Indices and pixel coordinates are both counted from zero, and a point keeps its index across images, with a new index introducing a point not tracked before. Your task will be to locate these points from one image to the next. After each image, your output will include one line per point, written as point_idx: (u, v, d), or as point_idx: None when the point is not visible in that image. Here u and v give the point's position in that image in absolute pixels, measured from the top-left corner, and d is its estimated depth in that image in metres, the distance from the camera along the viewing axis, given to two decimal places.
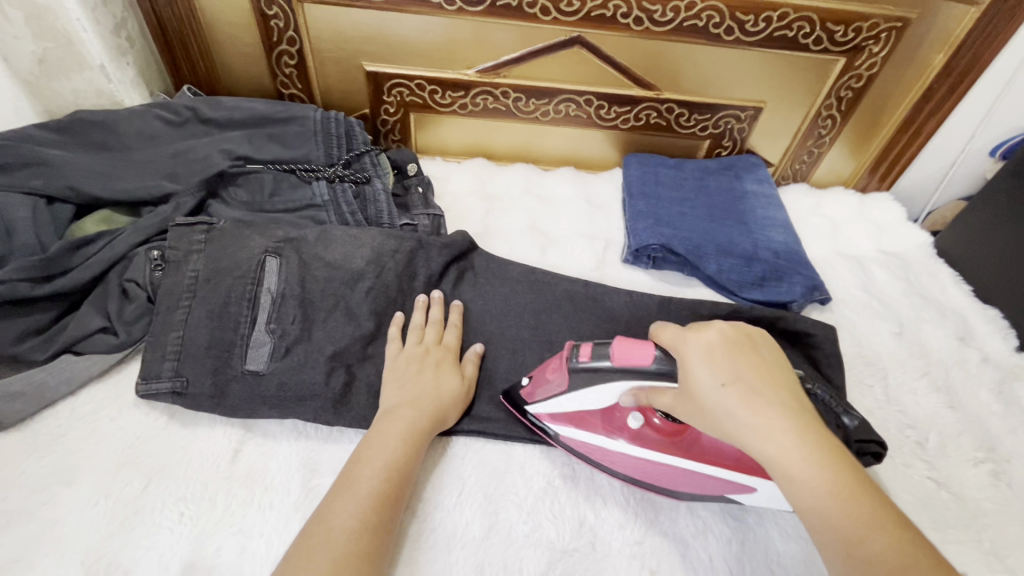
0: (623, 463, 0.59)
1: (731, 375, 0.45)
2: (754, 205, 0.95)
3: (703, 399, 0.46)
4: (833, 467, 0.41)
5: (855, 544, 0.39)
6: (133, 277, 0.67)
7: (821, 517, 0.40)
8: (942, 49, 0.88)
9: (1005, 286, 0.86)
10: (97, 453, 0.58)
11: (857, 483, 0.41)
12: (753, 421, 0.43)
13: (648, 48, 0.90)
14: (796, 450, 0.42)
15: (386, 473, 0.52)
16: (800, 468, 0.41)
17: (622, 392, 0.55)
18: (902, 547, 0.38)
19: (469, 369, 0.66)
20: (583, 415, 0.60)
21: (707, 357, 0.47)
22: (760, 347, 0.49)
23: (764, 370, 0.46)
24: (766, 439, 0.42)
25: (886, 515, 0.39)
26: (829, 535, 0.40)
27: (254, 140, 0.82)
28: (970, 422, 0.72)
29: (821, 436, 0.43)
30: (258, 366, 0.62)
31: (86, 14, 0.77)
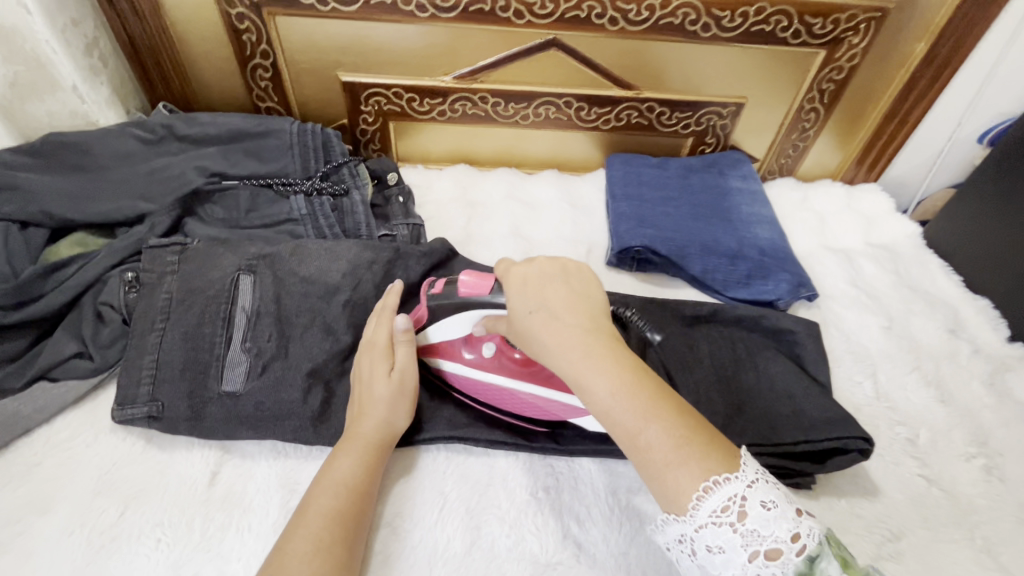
0: (480, 388, 0.64)
1: (539, 301, 0.49)
2: (739, 201, 0.93)
3: (518, 325, 0.50)
4: (625, 375, 0.45)
5: (637, 439, 0.43)
6: (107, 300, 0.67)
7: (612, 419, 0.44)
8: (922, 38, 0.87)
9: (994, 275, 0.85)
10: (71, 480, 0.57)
11: (644, 386, 0.45)
12: (551, 340, 0.47)
13: (626, 48, 0.89)
14: (590, 365, 0.45)
15: (341, 491, 0.52)
16: (592, 378, 0.45)
17: (474, 324, 0.59)
18: (676, 435, 0.43)
19: (402, 360, 0.61)
20: (445, 344, 0.63)
21: (521, 288, 0.50)
22: (571, 271, 0.51)
23: (570, 293, 0.49)
24: (563, 357, 0.46)
25: (667, 410, 0.44)
26: (618, 433, 0.44)
27: (230, 156, 0.81)
28: (962, 417, 0.71)
29: (612, 347, 0.46)
30: (234, 387, 0.62)
31: (55, 35, 0.76)
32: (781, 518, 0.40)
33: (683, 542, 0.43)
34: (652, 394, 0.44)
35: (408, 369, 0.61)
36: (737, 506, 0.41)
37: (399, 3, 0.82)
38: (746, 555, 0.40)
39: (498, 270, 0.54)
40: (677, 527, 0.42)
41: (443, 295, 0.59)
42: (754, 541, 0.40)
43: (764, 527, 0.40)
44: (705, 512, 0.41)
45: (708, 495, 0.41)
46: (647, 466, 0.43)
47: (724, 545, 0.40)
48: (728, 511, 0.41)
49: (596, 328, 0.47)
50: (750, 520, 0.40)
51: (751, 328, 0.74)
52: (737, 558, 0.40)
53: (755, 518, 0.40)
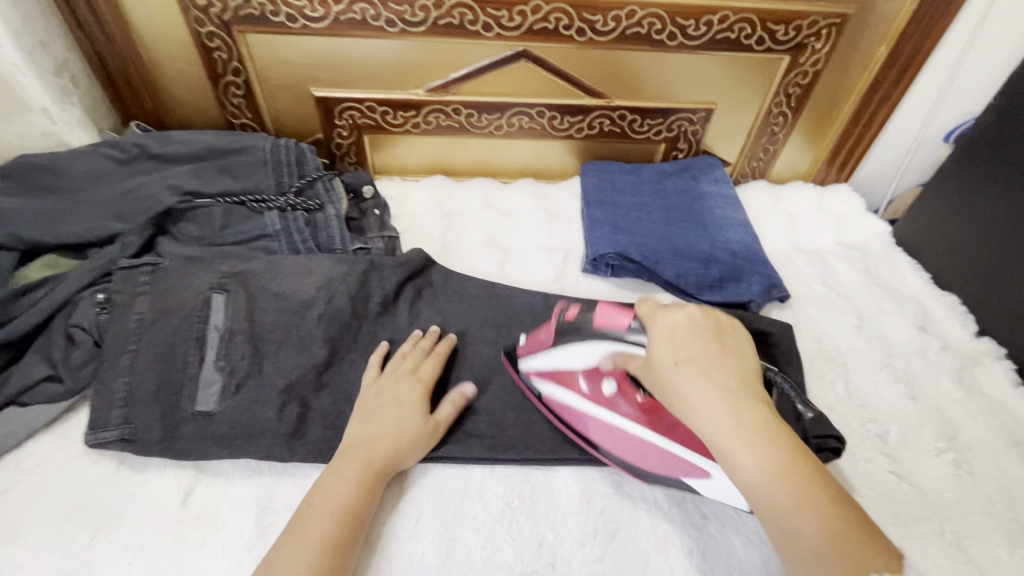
0: (592, 426, 0.61)
1: (687, 355, 0.48)
2: (711, 205, 0.95)
3: (660, 377, 0.49)
4: (774, 451, 0.43)
5: (784, 523, 0.41)
6: (78, 322, 0.66)
7: (757, 498, 0.42)
8: (883, 41, 0.89)
9: (961, 272, 0.87)
10: (42, 505, 0.57)
11: (798, 467, 0.42)
12: (697, 401, 0.46)
13: (595, 58, 0.90)
14: (736, 436, 0.43)
15: (339, 516, 0.52)
16: (739, 450, 0.43)
17: (604, 356, 0.58)
18: (832, 527, 0.40)
19: (442, 413, 0.63)
20: (565, 374, 0.62)
21: (667, 338, 0.49)
22: (724, 329, 0.50)
23: (722, 354, 0.48)
24: (709, 421, 0.45)
25: (822, 497, 0.41)
26: (762, 512, 0.42)
27: (202, 174, 0.81)
28: (932, 412, 0.72)
29: (766, 420, 0.44)
30: (208, 407, 0.62)
31: (24, 58, 0.76)
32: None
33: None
34: (807, 478, 0.42)
35: (443, 421, 0.63)
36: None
37: (368, 19, 0.83)
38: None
39: (641, 309, 0.54)
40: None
41: (579, 322, 0.60)
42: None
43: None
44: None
45: None
46: (792, 554, 0.41)
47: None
48: None
49: (748, 396, 0.45)
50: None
51: None
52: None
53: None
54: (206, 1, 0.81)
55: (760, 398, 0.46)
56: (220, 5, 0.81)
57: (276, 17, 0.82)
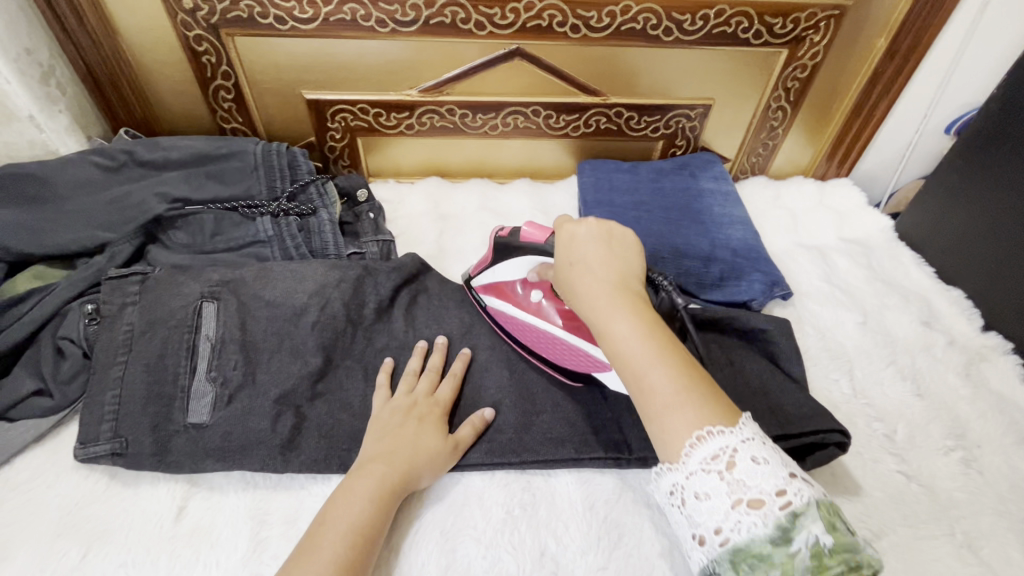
0: (522, 331, 0.69)
1: (582, 253, 0.54)
2: (711, 203, 0.93)
3: (560, 272, 0.56)
4: (643, 325, 0.48)
5: (642, 379, 0.46)
6: (67, 335, 0.65)
7: (623, 360, 0.48)
8: (882, 33, 0.88)
9: (965, 266, 0.85)
10: (31, 524, 0.56)
11: (659, 337, 0.48)
12: (583, 285, 0.52)
13: (590, 55, 0.89)
14: (611, 311, 0.49)
15: (351, 537, 0.50)
16: (611, 323, 0.49)
17: (531, 265, 0.66)
18: (680, 382, 0.45)
19: (461, 432, 0.61)
20: (503, 286, 0.70)
21: (569, 240, 0.56)
22: (618, 234, 0.56)
23: (610, 251, 0.54)
24: (589, 298, 0.51)
25: (676, 360, 0.47)
26: (625, 374, 0.47)
27: (192, 180, 0.79)
28: (939, 410, 0.71)
29: (636, 298, 0.50)
30: (201, 419, 0.60)
31: (8, 65, 0.75)
32: (771, 474, 0.41)
33: (675, 494, 0.44)
34: (665, 343, 0.48)
35: (464, 442, 0.61)
36: (727, 455, 0.42)
37: (358, 19, 0.82)
38: (730, 502, 0.41)
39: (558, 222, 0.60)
40: (670, 477, 0.44)
41: (509, 239, 0.66)
42: (739, 491, 0.41)
43: (751, 477, 0.41)
44: (696, 458, 0.43)
45: (701, 443, 0.43)
46: (648, 409, 0.46)
47: (710, 491, 0.42)
48: (717, 461, 0.42)
49: (626, 283, 0.52)
50: (737, 470, 0.42)
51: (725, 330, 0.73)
52: (722, 504, 0.41)
53: (743, 468, 0.42)
54: (193, 4, 0.79)
55: (637, 286, 0.52)
56: (208, 8, 0.80)
57: (264, 20, 0.81)
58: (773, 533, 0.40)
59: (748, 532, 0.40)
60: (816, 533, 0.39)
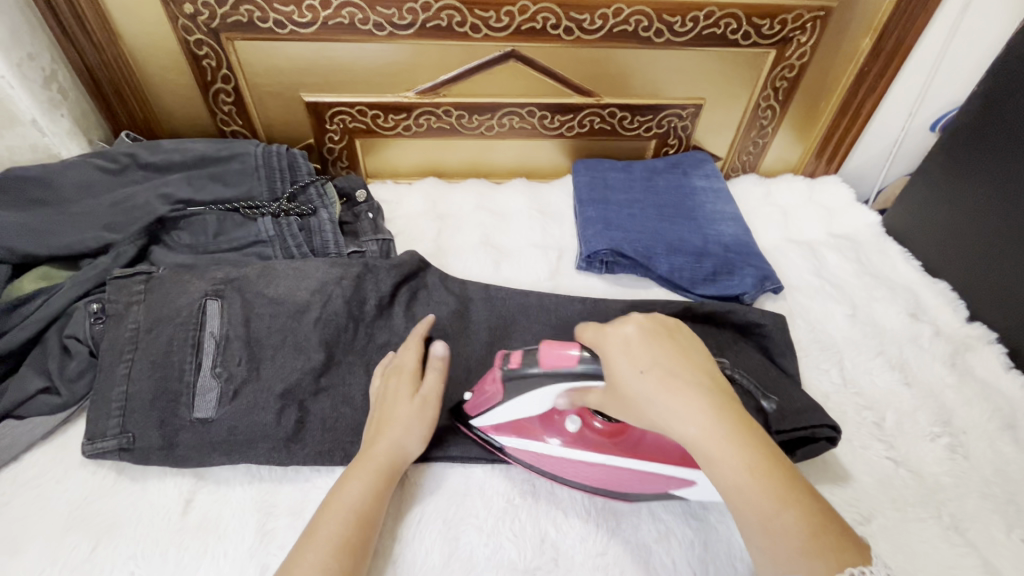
0: (568, 468, 0.60)
1: (648, 357, 0.47)
2: (703, 200, 0.96)
3: (626, 385, 0.47)
4: (750, 447, 0.43)
5: (770, 522, 0.41)
6: (73, 333, 0.66)
7: (740, 497, 0.42)
8: (867, 33, 0.90)
9: (951, 259, 0.88)
10: (40, 518, 0.57)
11: (773, 463, 0.43)
12: (669, 402, 0.44)
13: (584, 57, 0.91)
14: (715, 435, 0.43)
15: (348, 517, 0.52)
16: (721, 451, 0.42)
17: (558, 395, 0.55)
18: (811, 523, 0.40)
19: (429, 383, 0.62)
20: (524, 424, 0.61)
21: (621, 333, 0.49)
22: (671, 330, 0.50)
23: (684, 358, 0.47)
24: (687, 422, 0.43)
25: (798, 493, 0.42)
26: (746, 514, 0.42)
27: (193, 182, 0.80)
28: (927, 398, 0.73)
29: (734, 415, 0.44)
30: (207, 414, 0.62)
31: (11, 70, 0.76)
32: None
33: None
34: (782, 475, 0.42)
35: (432, 391, 0.62)
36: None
37: (356, 23, 0.83)
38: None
39: (588, 338, 0.52)
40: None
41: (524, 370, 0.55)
42: None
43: None
44: None
45: None
46: (776, 554, 0.40)
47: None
48: None
49: (715, 393, 0.45)
50: None
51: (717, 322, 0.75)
52: None
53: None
54: (193, 9, 0.81)
55: (725, 394, 0.46)
56: (208, 13, 0.81)
57: (264, 24, 0.83)
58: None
59: None
60: None
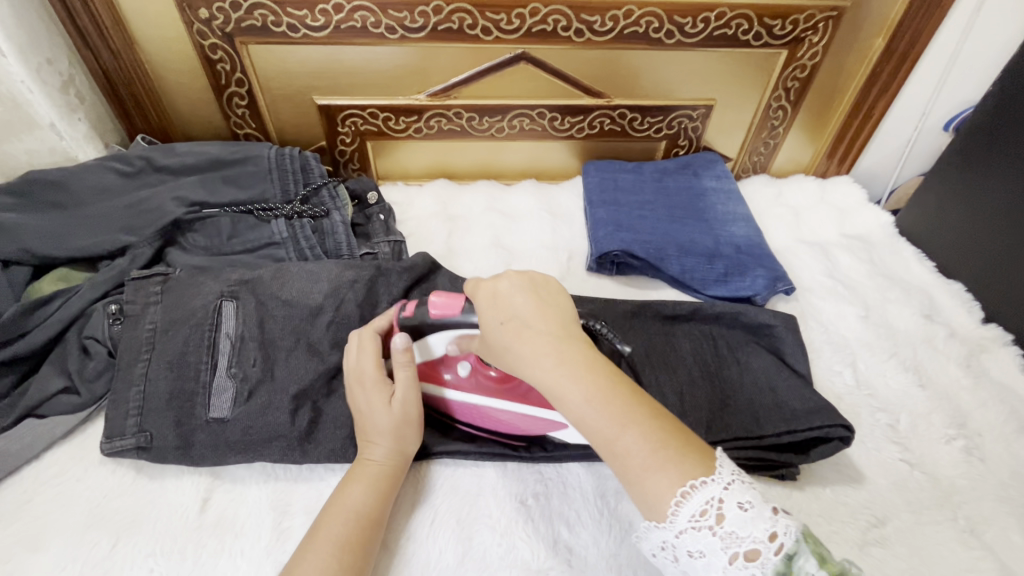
0: (459, 409, 0.65)
1: (509, 309, 0.50)
2: (714, 201, 0.95)
3: (492, 336, 0.51)
4: (595, 379, 0.45)
5: (615, 446, 0.43)
6: (92, 334, 0.67)
7: (589, 427, 0.44)
8: (879, 33, 0.90)
9: (965, 259, 0.87)
10: (61, 514, 0.58)
11: (620, 393, 0.45)
12: (522, 348, 0.48)
13: (594, 58, 0.91)
14: (559, 374, 0.46)
15: (352, 519, 0.52)
16: (566, 388, 0.45)
17: (450, 342, 0.61)
18: (653, 441, 0.43)
19: (403, 386, 0.59)
20: (423, 364, 0.64)
21: (490, 289, 0.53)
22: (539, 283, 0.53)
23: (542, 306, 0.50)
24: (536, 365, 0.47)
25: (643, 415, 0.44)
26: (596, 441, 0.44)
27: (208, 185, 0.81)
28: (942, 400, 0.72)
29: (584, 353, 0.47)
30: (222, 413, 0.62)
31: (30, 75, 0.77)
32: (759, 518, 0.39)
33: (666, 549, 0.42)
34: (627, 399, 0.45)
35: (407, 394, 0.59)
36: (714, 508, 0.40)
37: (368, 26, 0.84)
38: (726, 558, 0.39)
39: (469, 288, 0.56)
40: (658, 534, 0.42)
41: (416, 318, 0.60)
42: (733, 544, 0.39)
43: (741, 528, 0.39)
44: (684, 517, 0.40)
45: (685, 500, 0.40)
46: (626, 473, 0.43)
47: (703, 550, 0.40)
48: (706, 516, 0.40)
49: (569, 335, 0.48)
50: (727, 523, 0.39)
51: (730, 323, 0.74)
52: (717, 562, 0.39)
53: (732, 520, 0.39)
54: (209, 14, 0.82)
55: (580, 336, 0.49)
56: (223, 18, 0.82)
57: (277, 28, 0.83)
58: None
59: None
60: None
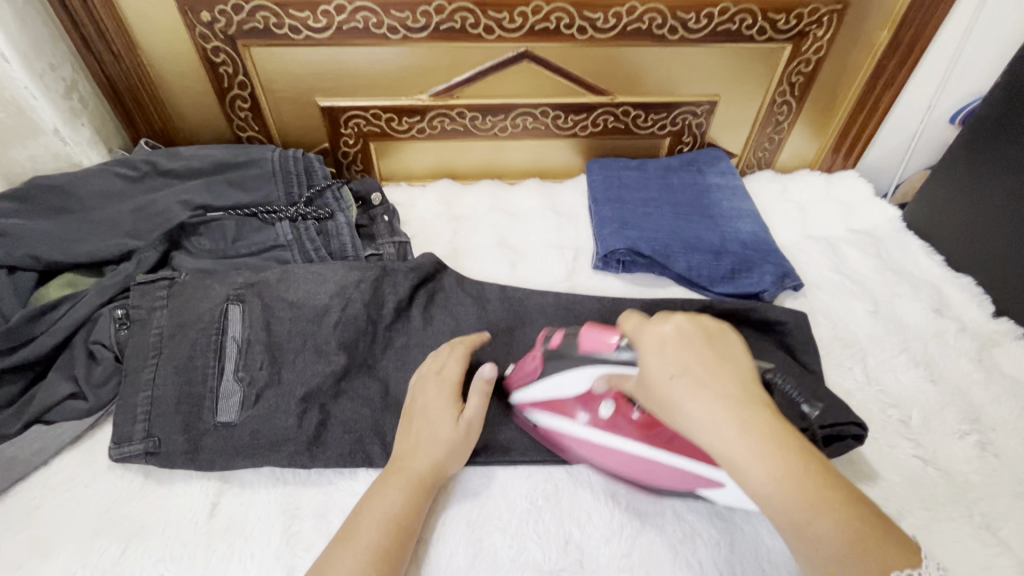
0: (597, 454, 0.61)
1: (678, 362, 0.46)
2: (720, 197, 0.95)
3: (655, 389, 0.47)
4: (781, 454, 0.40)
5: (803, 532, 0.38)
6: (98, 339, 0.67)
7: (773, 507, 0.40)
8: (885, 26, 0.89)
9: (974, 254, 0.86)
10: (71, 521, 0.58)
11: (812, 472, 0.40)
12: (696, 409, 0.43)
13: (597, 56, 0.90)
14: (740, 443, 0.41)
15: (386, 526, 0.52)
16: (749, 461, 0.40)
17: (596, 378, 0.58)
18: (852, 531, 0.37)
19: (474, 407, 0.61)
20: (560, 402, 0.61)
21: (653, 335, 0.49)
22: (713, 332, 0.48)
23: (716, 359, 0.46)
24: (712, 429, 0.42)
25: (837, 499, 0.39)
26: (780, 522, 0.40)
27: (212, 188, 0.81)
28: (954, 395, 0.72)
29: (769, 422, 0.42)
30: (230, 418, 0.62)
31: (33, 80, 0.77)
32: None
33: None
34: (818, 479, 0.40)
35: (474, 415, 0.61)
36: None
37: (370, 27, 0.84)
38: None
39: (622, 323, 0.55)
40: None
41: (562, 350, 0.61)
42: None
43: None
44: None
45: None
46: (815, 565, 0.38)
47: None
48: None
49: (751, 399, 0.43)
50: None
51: (738, 321, 0.74)
52: None
53: None
54: (210, 17, 0.82)
55: (764, 400, 0.44)
56: (225, 20, 0.82)
57: (279, 30, 0.83)
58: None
59: None
60: None
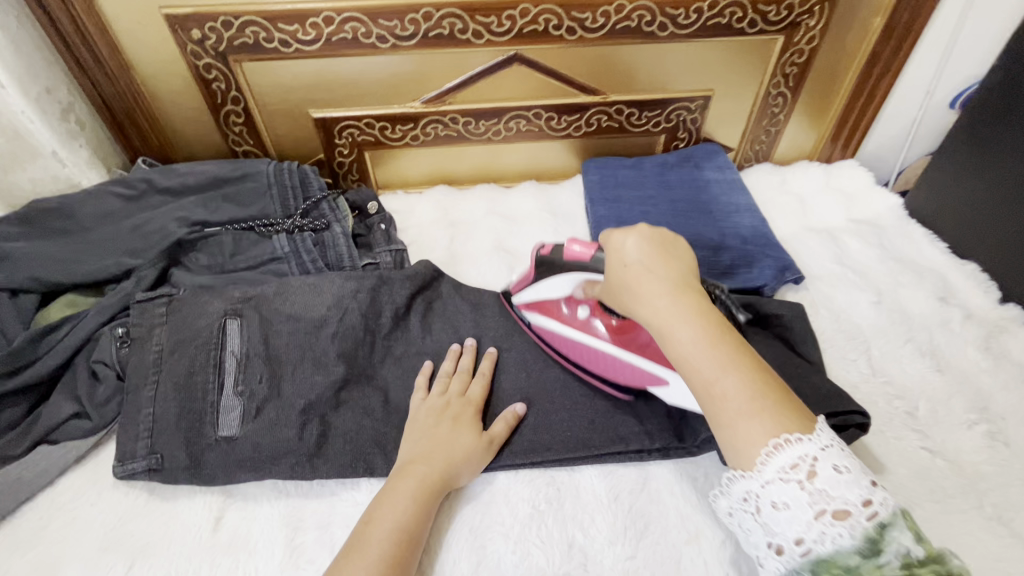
0: (574, 351, 0.68)
1: (633, 256, 0.52)
2: (717, 192, 0.94)
3: (614, 280, 0.54)
4: (706, 327, 0.47)
5: (714, 388, 0.45)
6: (100, 358, 0.68)
7: (692, 369, 0.46)
8: (878, 13, 0.88)
9: (977, 238, 0.85)
10: (77, 540, 0.58)
11: (729, 343, 0.46)
12: (641, 291, 0.50)
13: (587, 55, 0.90)
14: (673, 314, 0.48)
15: (396, 535, 0.52)
16: (678, 329, 0.47)
17: (575, 284, 0.64)
18: (752, 389, 0.44)
19: (497, 428, 0.63)
20: (548, 304, 0.69)
21: (619, 237, 0.54)
22: (668, 237, 0.54)
23: (662, 251, 0.53)
24: (652, 304, 0.49)
25: (746, 366, 0.45)
26: (695, 382, 0.46)
27: (209, 204, 0.82)
28: (961, 384, 0.71)
29: (700, 303, 0.49)
30: (231, 432, 0.62)
31: (30, 105, 0.78)
32: (854, 483, 0.41)
33: (748, 502, 0.43)
34: (733, 350, 0.46)
35: (497, 435, 0.63)
36: (807, 464, 0.41)
37: (359, 37, 0.84)
38: (812, 513, 0.40)
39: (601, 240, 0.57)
40: (743, 484, 0.43)
41: (551, 257, 0.64)
42: (824, 501, 0.40)
43: (834, 487, 0.40)
44: (773, 468, 0.42)
45: (778, 452, 0.42)
46: (719, 416, 0.45)
47: (790, 502, 0.41)
48: (797, 470, 0.41)
49: (688, 288, 0.50)
50: (819, 480, 0.41)
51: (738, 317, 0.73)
52: (803, 515, 0.40)
53: (825, 479, 0.41)
54: (201, 35, 0.82)
55: (699, 291, 0.50)
56: (216, 37, 0.83)
57: (269, 44, 0.84)
58: (860, 544, 0.39)
59: (833, 543, 0.40)
60: (906, 545, 0.39)
